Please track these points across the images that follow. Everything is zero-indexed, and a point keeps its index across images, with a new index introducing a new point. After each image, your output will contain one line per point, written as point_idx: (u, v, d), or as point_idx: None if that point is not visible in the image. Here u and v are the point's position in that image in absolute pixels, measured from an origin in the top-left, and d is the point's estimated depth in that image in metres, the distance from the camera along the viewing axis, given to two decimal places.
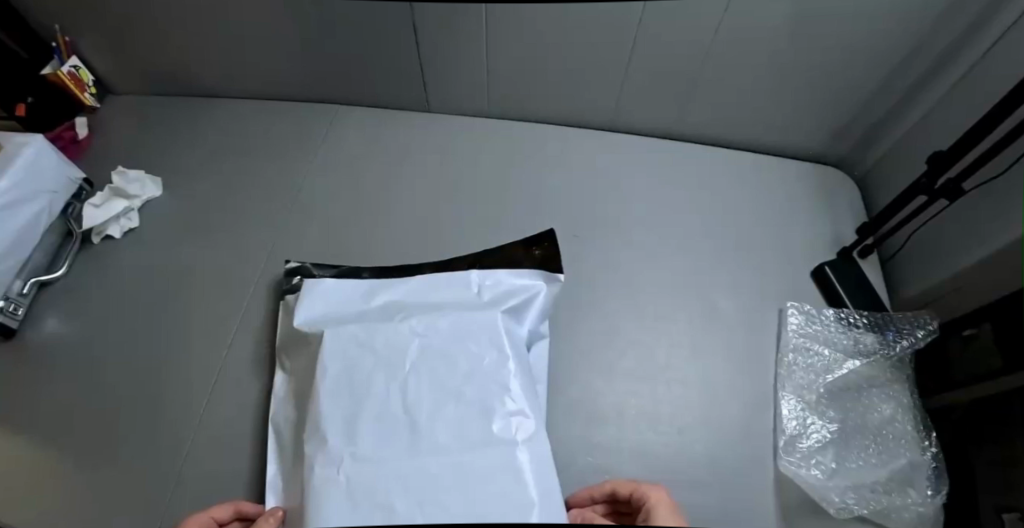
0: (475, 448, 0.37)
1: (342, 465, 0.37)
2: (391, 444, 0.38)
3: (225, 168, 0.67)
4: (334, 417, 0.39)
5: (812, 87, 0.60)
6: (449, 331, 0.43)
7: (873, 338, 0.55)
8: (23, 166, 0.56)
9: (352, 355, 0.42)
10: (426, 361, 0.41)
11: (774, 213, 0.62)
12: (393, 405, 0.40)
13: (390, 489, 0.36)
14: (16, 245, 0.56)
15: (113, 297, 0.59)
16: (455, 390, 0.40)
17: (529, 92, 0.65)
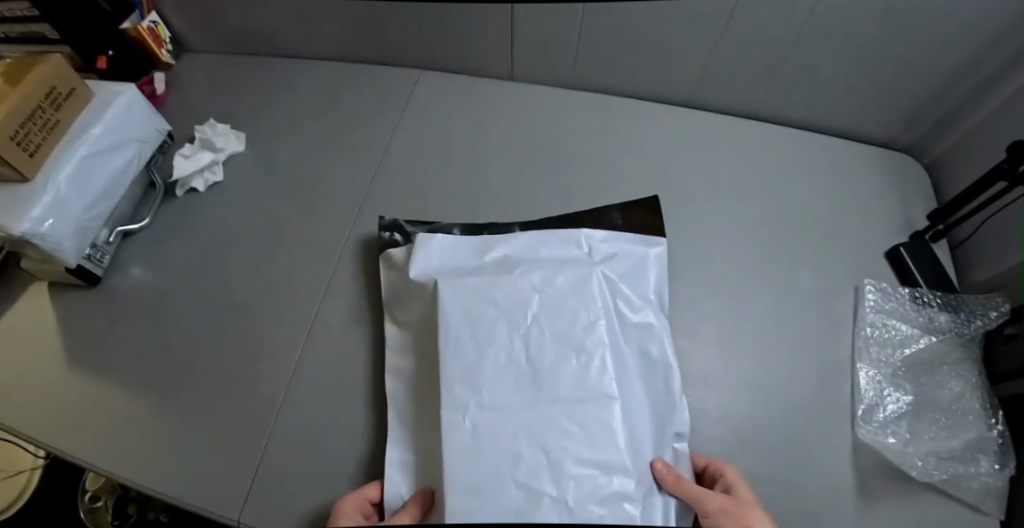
0: (596, 399, 0.40)
1: (469, 412, 0.40)
2: (518, 391, 0.41)
3: (305, 125, 0.67)
4: (457, 362, 0.41)
5: (891, 75, 0.61)
6: (568, 287, 0.45)
7: (946, 317, 0.56)
8: (117, 115, 0.57)
9: (471, 304, 0.44)
10: (545, 313, 0.44)
11: (848, 195, 0.64)
12: (515, 354, 0.42)
13: (520, 435, 0.39)
14: (109, 194, 0.57)
15: (198, 250, 0.60)
16: (574, 341, 0.43)
17: (610, 64, 0.66)
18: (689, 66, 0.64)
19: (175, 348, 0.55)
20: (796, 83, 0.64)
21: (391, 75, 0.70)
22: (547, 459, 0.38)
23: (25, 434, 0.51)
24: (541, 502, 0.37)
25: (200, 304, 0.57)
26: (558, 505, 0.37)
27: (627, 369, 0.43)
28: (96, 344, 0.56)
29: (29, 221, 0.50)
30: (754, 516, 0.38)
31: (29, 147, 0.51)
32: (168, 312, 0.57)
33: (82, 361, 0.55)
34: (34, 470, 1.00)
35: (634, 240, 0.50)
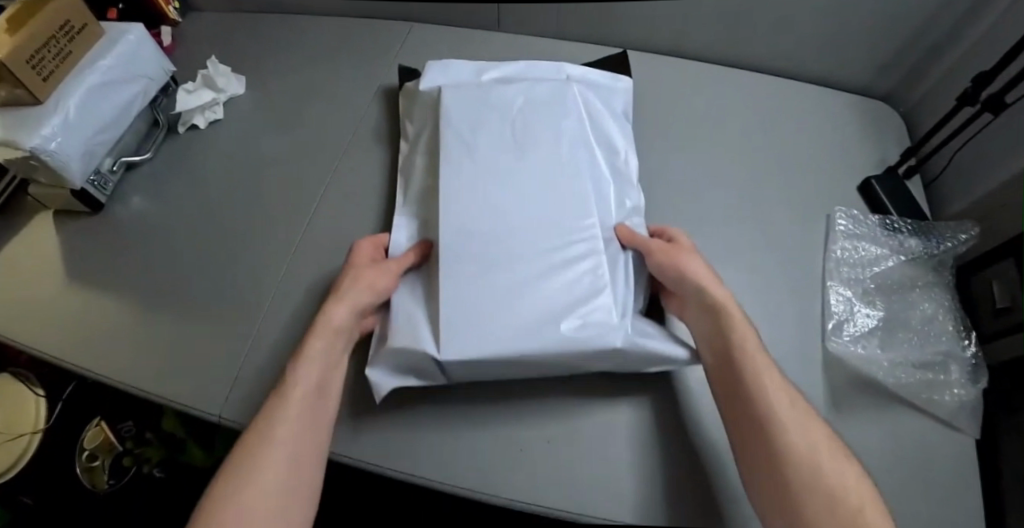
0: (569, 168, 0.48)
1: (463, 167, 0.47)
2: (505, 157, 0.48)
3: (304, 71, 0.71)
4: (453, 137, 0.49)
5: (863, 22, 0.63)
6: (549, 94, 0.52)
7: (916, 241, 0.58)
8: (126, 50, 0.60)
9: (468, 105, 0.51)
10: (529, 109, 0.51)
11: (825, 137, 0.66)
12: (503, 135, 0.49)
13: (501, 181, 0.47)
14: (117, 123, 0.60)
15: (199, 185, 0.63)
16: (554, 124, 0.50)
17: (593, 15, 0.69)
18: (668, 16, 0.67)
19: (175, 268, 0.58)
20: (772, 32, 0.67)
21: (387, 28, 0.74)
22: (528, 206, 0.46)
23: (40, 350, 0.55)
24: (518, 230, 0.45)
25: (198, 229, 0.60)
26: (532, 233, 0.45)
27: (597, 154, 0.51)
28: (104, 268, 0.59)
29: (39, 137, 0.53)
30: (687, 257, 0.45)
31: (43, 72, 0.55)
32: (169, 239, 0.60)
33: (91, 282, 0.58)
34: (35, 435, 0.93)
35: (608, 75, 0.58)
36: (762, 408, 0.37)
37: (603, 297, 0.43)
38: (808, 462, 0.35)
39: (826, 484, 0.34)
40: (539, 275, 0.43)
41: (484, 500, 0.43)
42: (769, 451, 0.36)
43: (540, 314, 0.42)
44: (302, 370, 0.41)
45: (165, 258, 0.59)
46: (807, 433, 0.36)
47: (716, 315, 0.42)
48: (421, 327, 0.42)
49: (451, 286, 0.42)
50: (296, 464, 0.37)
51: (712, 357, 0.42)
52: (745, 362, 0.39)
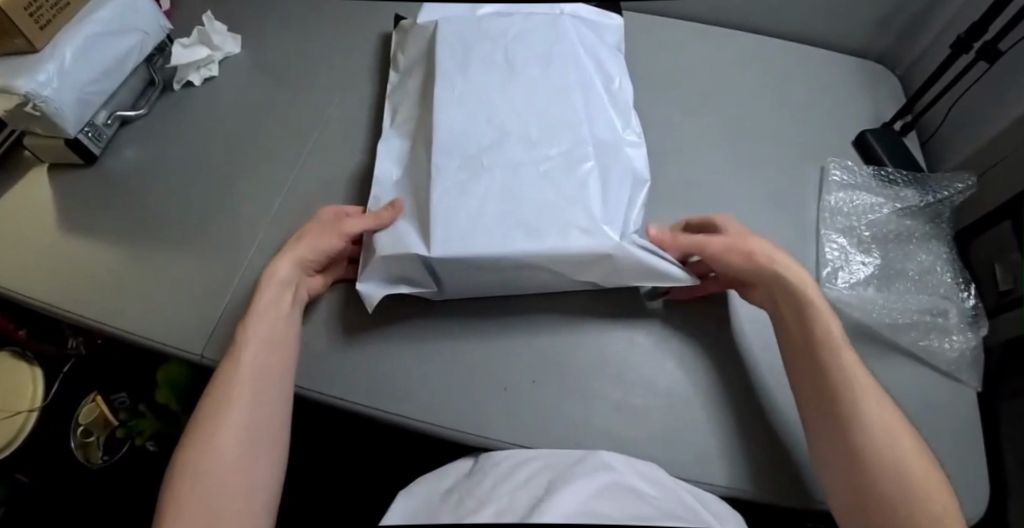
0: (560, 87, 0.51)
1: (458, 88, 0.50)
2: (500, 79, 0.51)
3: (299, 31, 0.71)
4: (450, 61, 0.52)
5: None
6: (542, 26, 0.55)
7: (912, 192, 0.57)
8: (122, 3, 0.61)
9: (464, 36, 0.54)
10: (522, 39, 0.54)
11: (818, 95, 0.65)
12: (499, 60, 0.52)
13: (493, 102, 0.49)
14: (110, 74, 0.61)
15: (195, 141, 0.64)
16: (547, 51, 0.53)
17: None
18: None
19: (171, 219, 0.59)
20: None
21: None
22: (520, 121, 0.49)
23: (30, 298, 0.55)
24: (512, 143, 0.47)
25: (192, 182, 0.61)
26: (525, 145, 0.47)
27: (591, 77, 0.53)
28: (98, 220, 0.59)
29: (34, 82, 0.53)
30: (752, 242, 0.45)
31: (41, 20, 0.55)
32: (165, 192, 0.60)
33: (85, 234, 0.58)
34: (31, 412, 0.90)
35: (598, 12, 0.60)
36: (827, 367, 0.38)
37: (589, 200, 0.45)
38: (870, 414, 0.35)
39: (885, 436, 0.34)
40: (530, 180, 0.45)
41: (469, 432, 0.44)
42: (831, 404, 0.37)
43: (531, 212, 0.44)
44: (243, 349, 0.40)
45: (160, 209, 0.59)
46: (875, 401, 0.36)
47: (782, 287, 0.43)
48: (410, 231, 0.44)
49: (446, 190, 0.44)
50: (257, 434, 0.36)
51: (780, 325, 0.43)
52: (811, 324, 0.40)
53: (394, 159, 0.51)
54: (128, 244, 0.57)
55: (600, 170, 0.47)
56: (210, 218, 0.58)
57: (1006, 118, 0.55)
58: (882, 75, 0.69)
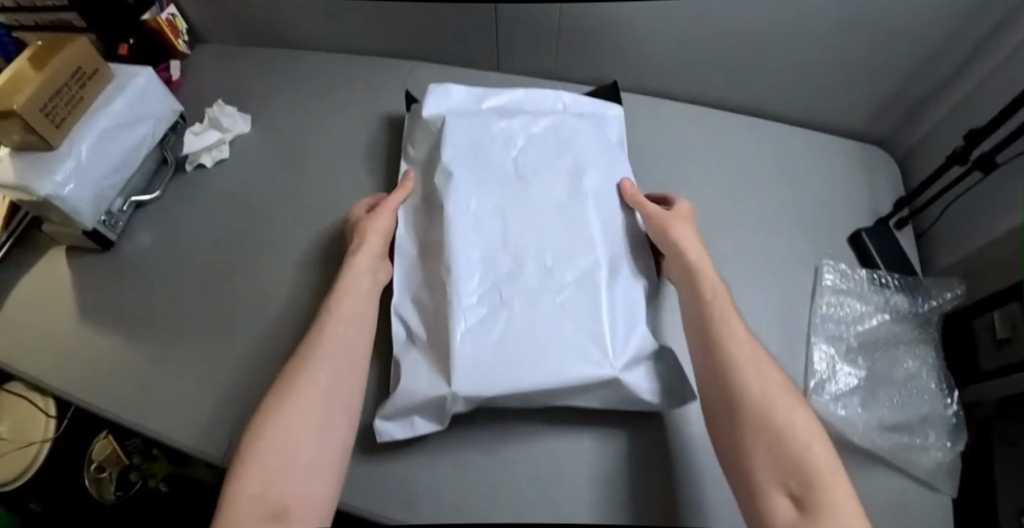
0: (570, 202, 0.51)
1: (470, 206, 0.50)
2: (512, 193, 0.52)
3: (308, 108, 0.73)
4: (461, 168, 0.52)
5: (855, 74, 0.64)
6: (548, 130, 0.56)
7: (902, 298, 0.59)
8: (135, 93, 0.62)
9: (474, 140, 0.54)
10: (530, 146, 0.55)
11: (816, 186, 0.67)
12: (508, 167, 0.53)
13: (503, 218, 0.50)
14: (124, 164, 0.62)
15: (209, 225, 0.65)
16: (555, 160, 0.54)
17: (590, 63, 0.71)
18: (662, 64, 0.68)
19: (184, 308, 0.60)
20: (765, 80, 0.68)
21: (388, 64, 0.75)
22: (533, 241, 0.49)
23: (52, 386, 0.57)
24: (527, 266, 0.48)
25: (201, 269, 0.63)
26: (540, 270, 0.48)
27: (598, 185, 0.53)
28: (117, 307, 0.62)
29: (52, 184, 0.55)
30: (682, 223, 0.51)
31: (57, 119, 0.56)
32: (181, 279, 0.62)
33: (106, 323, 0.60)
34: (45, 443, 0.95)
35: (600, 102, 0.61)
36: (753, 380, 0.39)
37: (598, 328, 0.45)
38: (788, 422, 0.36)
39: (802, 445, 0.35)
40: (547, 311, 0.46)
41: None
42: (734, 405, 0.38)
43: (542, 343, 0.45)
44: (336, 318, 0.45)
45: (172, 295, 0.61)
46: (764, 385, 0.38)
47: (706, 300, 0.45)
48: (427, 370, 0.45)
49: (469, 326, 0.45)
50: (331, 409, 0.40)
51: (696, 332, 0.45)
52: (733, 341, 0.41)
53: (402, 272, 0.51)
54: (142, 334, 0.59)
55: (612, 290, 0.48)
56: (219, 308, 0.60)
57: (993, 231, 0.55)
58: (886, 164, 0.70)
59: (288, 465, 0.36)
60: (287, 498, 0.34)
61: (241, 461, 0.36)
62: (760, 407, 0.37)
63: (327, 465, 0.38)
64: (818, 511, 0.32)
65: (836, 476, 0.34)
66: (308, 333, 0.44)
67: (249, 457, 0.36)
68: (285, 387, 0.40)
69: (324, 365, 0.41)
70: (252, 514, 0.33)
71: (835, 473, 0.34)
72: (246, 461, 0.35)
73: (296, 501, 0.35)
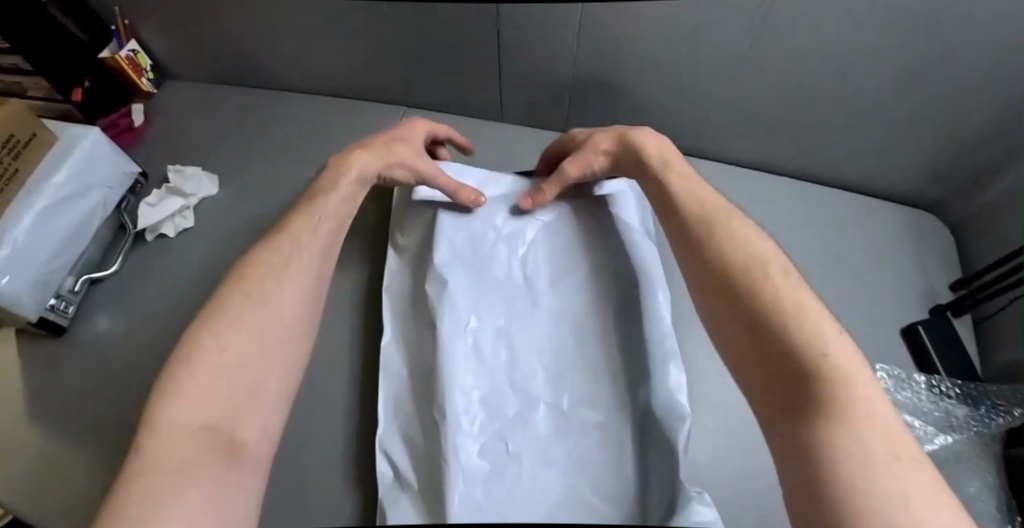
0: (585, 316, 0.45)
1: (469, 327, 0.43)
2: (520, 307, 0.45)
3: (288, 163, 0.66)
4: (460, 271, 0.46)
5: (899, 135, 0.57)
6: (558, 225, 0.49)
7: (965, 411, 0.51)
8: (81, 159, 0.54)
9: (474, 237, 0.48)
10: (539, 243, 0.48)
11: (855, 260, 0.60)
12: (516, 271, 0.47)
13: (508, 339, 0.43)
14: (72, 242, 0.54)
15: (175, 294, 0.58)
16: (567, 265, 0.48)
17: (599, 113, 0.64)
18: (679, 118, 0.62)
19: (133, 405, 0.52)
20: (795, 140, 0.61)
21: (379, 111, 0.69)
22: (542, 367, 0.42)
23: None
24: (538, 402, 0.41)
25: (157, 356, 0.54)
26: (553, 411, 0.40)
27: (619, 294, 0.46)
28: (59, 395, 0.53)
29: None
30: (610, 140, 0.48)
31: None
32: (136, 361, 0.54)
33: (42, 415, 0.52)
34: None
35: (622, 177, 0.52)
36: (756, 299, 0.35)
37: (623, 479, 0.38)
38: (798, 336, 0.32)
39: (815, 355, 0.31)
40: (562, 460, 0.39)
41: None
42: (749, 335, 0.34)
43: (558, 493, 0.37)
44: (290, 240, 0.44)
45: (121, 388, 0.53)
46: (775, 298, 0.34)
47: (701, 229, 0.41)
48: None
49: (470, 487, 0.36)
50: (279, 334, 0.39)
51: (690, 255, 0.41)
52: (731, 265, 0.38)
53: (388, 401, 0.42)
54: (82, 434, 0.50)
55: (640, 430, 0.40)
56: None
57: None
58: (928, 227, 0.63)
59: (231, 387, 0.35)
60: (230, 419, 0.34)
61: (175, 374, 0.35)
62: (762, 332, 0.34)
63: (272, 396, 0.37)
64: (837, 421, 0.28)
65: (864, 392, 0.30)
66: (253, 254, 0.43)
67: (190, 375, 0.35)
68: (225, 308, 0.39)
69: (272, 287, 0.41)
70: (192, 444, 0.32)
71: (845, 368, 0.31)
72: (186, 376, 0.35)
73: (239, 426, 0.35)
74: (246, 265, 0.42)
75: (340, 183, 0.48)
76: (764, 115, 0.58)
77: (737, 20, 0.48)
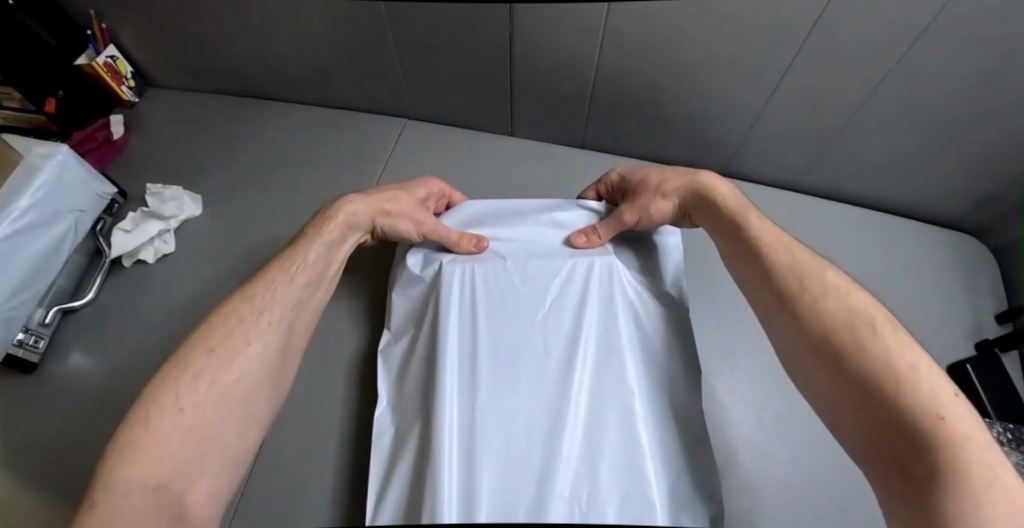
0: (608, 399, 0.41)
1: (480, 408, 0.40)
2: (536, 388, 0.41)
3: (282, 179, 0.62)
4: (485, 363, 0.42)
5: (940, 158, 0.52)
6: (581, 291, 0.45)
7: (1018, 458, 0.46)
8: (50, 183, 0.50)
9: (488, 303, 0.45)
10: (561, 309, 0.44)
11: (887, 285, 0.56)
12: (552, 349, 0.43)
13: (527, 419, 0.39)
14: (40, 272, 0.50)
15: (157, 319, 0.54)
16: (593, 340, 0.43)
17: (615, 129, 0.61)
18: (699, 133, 0.58)
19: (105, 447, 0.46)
20: (824, 159, 0.57)
21: (380, 125, 0.65)
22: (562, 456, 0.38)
23: None
24: (558, 496, 0.37)
25: (133, 391, 0.49)
26: (573, 512, 0.36)
27: (641, 377, 0.42)
28: (21, 428, 0.48)
29: None
30: (676, 183, 0.46)
31: None
32: (110, 393, 0.49)
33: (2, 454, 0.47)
34: None
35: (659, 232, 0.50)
36: (860, 353, 0.31)
37: None
38: (908, 393, 0.29)
39: (929, 411, 0.28)
40: None
41: None
42: (855, 386, 0.31)
43: None
44: (268, 285, 0.40)
45: (92, 428, 0.47)
46: (885, 354, 0.31)
47: (787, 275, 0.37)
48: None
49: None
50: (248, 383, 0.35)
51: (774, 293, 0.37)
52: (823, 314, 0.34)
53: (380, 474, 0.40)
54: (47, 481, 0.45)
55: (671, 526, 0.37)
56: None
57: None
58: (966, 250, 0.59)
59: (189, 444, 0.31)
60: (183, 480, 0.30)
61: (132, 429, 0.30)
62: (866, 389, 0.30)
63: (230, 456, 0.33)
64: (963, 489, 0.25)
65: (987, 452, 0.27)
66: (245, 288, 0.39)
67: (146, 431, 0.30)
68: (192, 356, 0.34)
69: (240, 336, 0.36)
70: (146, 504, 0.28)
71: (972, 437, 0.27)
72: (142, 434, 0.30)
73: (192, 489, 0.30)
74: (220, 309, 0.38)
75: (328, 225, 0.45)
76: (793, 128, 0.54)
77: (774, 26, 0.44)
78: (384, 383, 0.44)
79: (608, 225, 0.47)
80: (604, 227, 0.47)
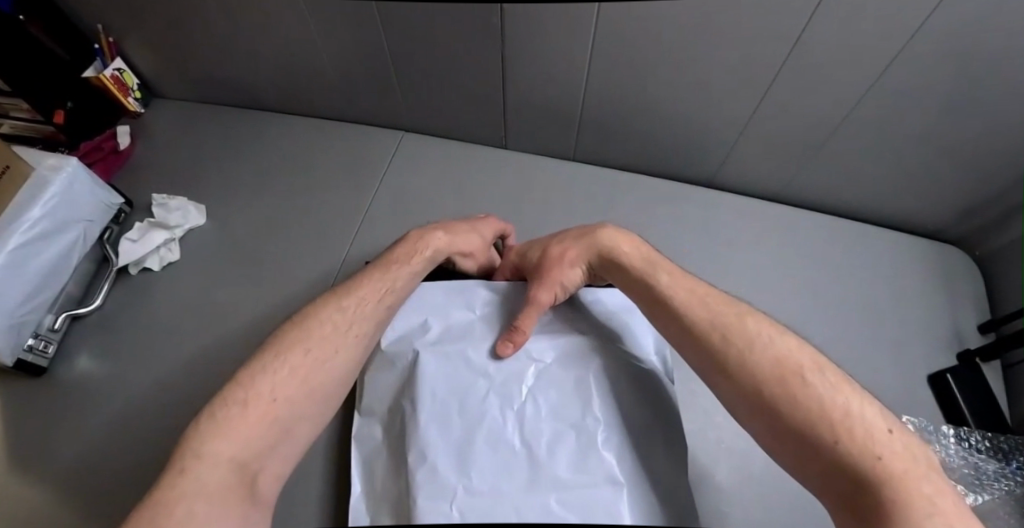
0: (595, 484, 0.36)
1: (456, 499, 0.36)
2: (510, 473, 0.37)
3: (283, 189, 0.64)
4: (452, 443, 0.38)
5: (923, 172, 0.54)
6: (559, 364, 0.43)
7: (996, 465, 0.47)
8: (60, 193, 0.52)
9: (459, 377, 0.42)
10: (537, 383, 0.41)
11: (872, 295, 0.57)
12: (524, 424, 0.39)
13: (497, 503, 0.35)
14: (49, 279, 0.52)
15: (162, 324, 0.55)
16: (575, 418, 0.40)
17: (607, 141, 0.62)
18: (690, 146, 0.59)
19: (110, 448, 0.48)
20: (811, 171, 0.58)
21: (379, 136, 0.67)
22: None
23: None
24: None
25: (139, 395, 0.51)
26: None
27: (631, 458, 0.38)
28: (31, 429, 0.50)
29: None
30: (574, 250, 0.45)
31: None
32: (116, 396, 0.51)
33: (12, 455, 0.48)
34: None
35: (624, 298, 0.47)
36: (792, 404, 0.28)
37: None
38: (845, 436, 0.26)
39: (866, 450, 0.26)
40: None
41: None
42: (820, 465, 0.27)
43: None
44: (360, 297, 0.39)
45: (98, 430, 0.49)
46: (814, 399, 0.28)
47: (708, 332, 0.34)
48: None
49: None
50: (331, 386, 0.34)
51: (709, 365, 0.33)
52: (754, 371, 0.30)
53: None
54: (55, 482, 0.46)
55: None
56: (153, 448, 0.48)
57: None
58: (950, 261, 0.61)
59: (273, 429, 0.30)
60: (260, 460, 0.29)
61: (222, 411, 0.29)
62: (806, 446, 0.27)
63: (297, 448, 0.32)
64: None
65: (924, 481, 0.25)
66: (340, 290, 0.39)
67: (240, 408, 0.30)
68: (289, 349, 0.34)
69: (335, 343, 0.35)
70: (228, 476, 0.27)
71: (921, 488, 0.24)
72: (237, 412, 0.30)
73: (266, 468, 0.29)
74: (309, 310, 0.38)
75: (415, 258, 0.43)
76: (779, 140, 0.55)
77: (760, 43, 0.45)
78: (357, 474, 0.40)
79: (526, 313, 0.43)
80: (525, 316, 0.43)
